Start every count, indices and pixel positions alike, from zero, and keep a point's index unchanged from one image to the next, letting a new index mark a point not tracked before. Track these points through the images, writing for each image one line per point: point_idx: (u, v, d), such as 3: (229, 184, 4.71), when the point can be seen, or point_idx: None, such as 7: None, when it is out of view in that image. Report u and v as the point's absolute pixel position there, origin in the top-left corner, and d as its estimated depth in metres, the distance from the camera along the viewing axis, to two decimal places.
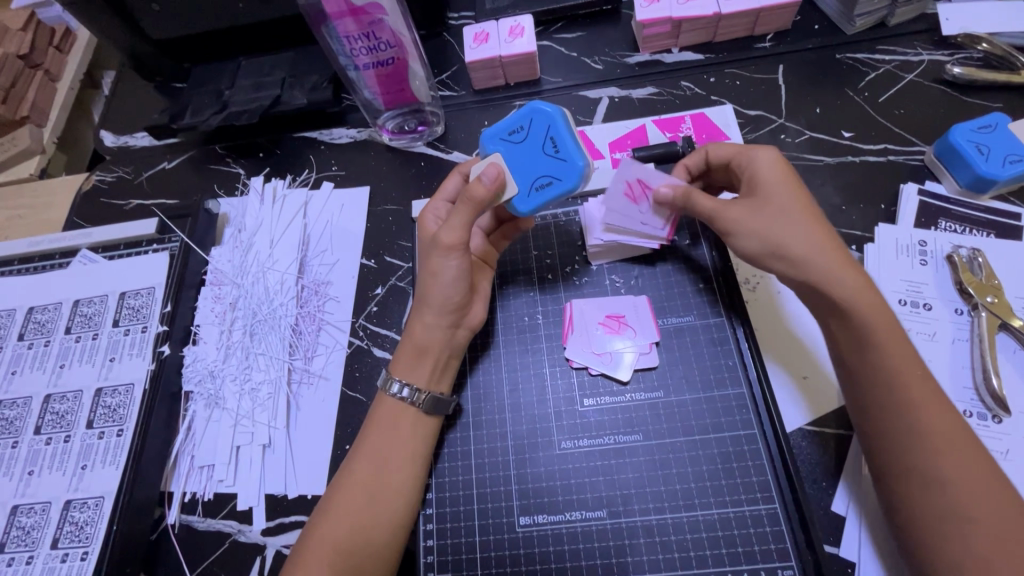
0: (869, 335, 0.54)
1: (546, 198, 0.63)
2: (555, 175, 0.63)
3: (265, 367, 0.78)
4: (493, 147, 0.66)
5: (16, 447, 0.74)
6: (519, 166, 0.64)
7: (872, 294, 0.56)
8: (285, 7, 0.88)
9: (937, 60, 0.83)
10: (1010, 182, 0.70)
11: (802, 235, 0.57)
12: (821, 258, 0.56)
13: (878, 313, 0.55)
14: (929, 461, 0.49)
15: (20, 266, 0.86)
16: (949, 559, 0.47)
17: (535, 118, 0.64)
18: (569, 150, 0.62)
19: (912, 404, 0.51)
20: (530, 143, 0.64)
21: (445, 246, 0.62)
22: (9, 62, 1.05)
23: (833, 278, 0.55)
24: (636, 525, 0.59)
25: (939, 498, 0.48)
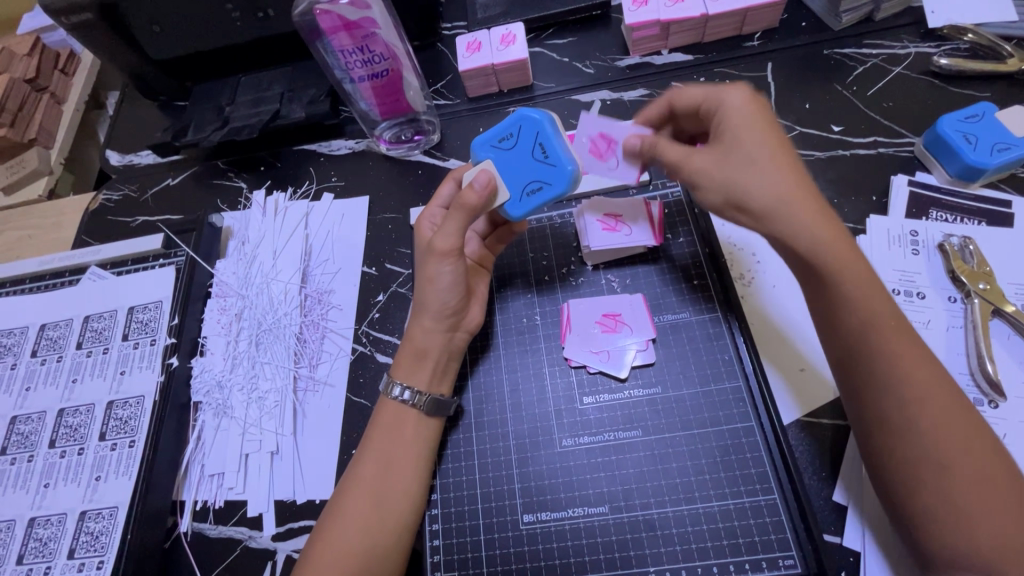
0: (845, 286, 0.52)
1: (536, 203, 0.65)
2: (544, 181, 0.65)
3: (271, 376, 0.79)
4: (484, 154, 0.68)
5: (32, 460, 0.76)
6: (511, 172, 0.66)
7: (847, 243, 0.53)
8: (282, 24, 0.90)
9: (924, 52, 0.84)
10: (999, 170, 0.71)
11: (774, 181, 0.54)
12: (793, 208, 0.53)
13: (852, 262, 0.52)
14: (904, 416, 0.49)
15: (32, 285, 0.89)
16: (924, 513, 0.48)
17: (524, 124, 0.66)
18: (558, 156, 0.64)
19: (893, 356, 0.50)
20: (520, 149, 0.66)
21: (441, 252, 0.63)
22: (17, 87, 1.08)
23: (802, 230, 0.53)
24: (637, 520, 0.60)
25: (916, 451, 0.48)
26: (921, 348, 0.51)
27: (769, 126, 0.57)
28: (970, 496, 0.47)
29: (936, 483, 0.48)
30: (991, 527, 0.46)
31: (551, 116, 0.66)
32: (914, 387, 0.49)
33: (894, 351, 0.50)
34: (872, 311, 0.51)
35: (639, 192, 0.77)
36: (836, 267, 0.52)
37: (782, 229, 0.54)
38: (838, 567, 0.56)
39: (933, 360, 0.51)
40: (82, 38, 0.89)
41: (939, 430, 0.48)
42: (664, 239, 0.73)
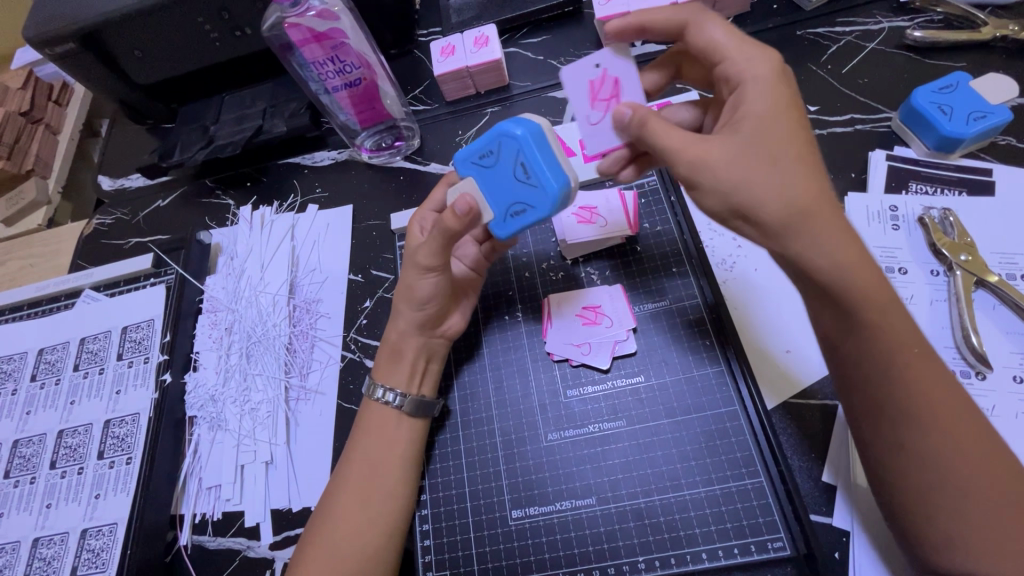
0: (868, 307, 0.46)
1: (521, 225, 0.60)
2: (529, 202, 0.58)
3: (263, 388, 0.80)
4: (466, 171, 0.62)
5: (34, 482, 0.77)
6: (495, 191, 0.60)
7: (869, 258, 0.47)
8: (259, 41, 0.91)
9: (898, 26, 0.83)
10: (977, 139, 0.70)
11: (790, 183, 0.47)
12: (811, 213, 0.46)
13: (874, 281, 0.47)
14: (928, 439, 0.46)
15: (30, 311, 0.91)
16: (940, 530, 0.46)
17: (504, 140, 0.58)
18: (542, 175, 0.57)
19: (919, 377, 0.47)
20: (501, 168, 0.59)
21: (422, 266, 0.64)
22: (12, 120, 1.11)
23: (824, 241, 0.46)
24: (625, 509, 0.60)
25: (934, 472, 0.46)
26: (942, 366, 0.48)
27: (788, 118, 0.50)
28: (990, 512, 0.45)
29: (956, 503, 0.46)
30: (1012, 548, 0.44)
31: (534, 127, 0.58)
32: (939, 407, 0.46)
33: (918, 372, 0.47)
34: (898, 332, 0.47)
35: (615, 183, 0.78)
36: (865, 283, 0.46)
37: (794, 240, 0.47)
38: (827, 547, 0.56)
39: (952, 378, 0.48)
40: (66, 68, 0.91)
41: (960, 450, 0.46)
42: (641, 229, 0.74)
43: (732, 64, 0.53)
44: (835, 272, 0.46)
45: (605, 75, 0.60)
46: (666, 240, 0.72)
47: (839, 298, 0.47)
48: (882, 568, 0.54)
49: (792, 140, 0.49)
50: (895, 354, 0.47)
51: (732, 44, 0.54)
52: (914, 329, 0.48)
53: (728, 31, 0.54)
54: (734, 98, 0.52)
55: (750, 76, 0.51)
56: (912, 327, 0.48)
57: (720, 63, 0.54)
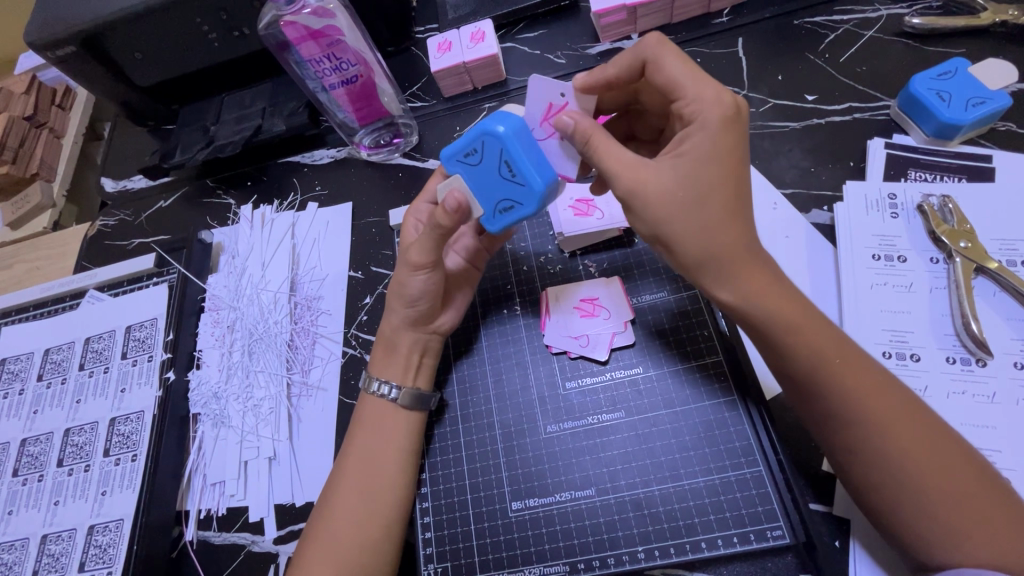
0: (781, 324, 0.50)
1: (510, 221, 0.60)
2: (516, 199, 0.59)
3: (265, 384, 0.81)
4: (452, 169, 0.61)
5: (42, 480, 0.78)
6: (481, 189, 0.60)
7: (781, 286, 0.52)
8: (257, 41, 0.91)
9: (896, 14, 0.83)
10: (976, 125, 0.69)
11: (709, 222, 0.50)
12: (723, 253, 0.51)
13: (784, 301, 0.51)
14: (870, 444, 0.48)
15: (36, 312, 0.92)
16: (906, 529, 0.47)
17: (487, 138, 0.57)
18: (527, 174, 0.57)
19: (849, 388, 0.49)
20: (487, 167, 0.58)
21: (412, 264, 0.65)
22: (17, 124, 1.12)
23: (733, 276, 0.51)
24: (624, 500, 0.60)
25: (887, 475, 0.47)
26: (877, 373, 0.50)
27: (725, 149, 0.51)
28: (951, 513, 0.45)
29: (916, 503, 0.46)
30: (979, 544, 0.44)
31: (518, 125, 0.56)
32: (875, 413, 0.48)
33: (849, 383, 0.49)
34: (819, 348, 0.50)
35: None
36: (774, 311, 0.50)
37: (711, 268, 0.51)
38: (826, 536, 0.57)
39: (886, 383, 0.50)
40: (67, 71, 0.91)
41: (911, 450, 0.47)
42: None
43: (686, 101, 0.53)
44: (743, 304, 0.51)
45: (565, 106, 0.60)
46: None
47: (757, 327, 0.51)
48: (876, 553, 0.55)
49: (719, 162, 0.51)
50: (818, 369, 0.50)
51: (689, 77, 0.54)
52: (840, 343, 0.51)
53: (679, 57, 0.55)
54: (682, 133, 0.53)
55: (701, 102, 0.52)
56: (836, 342, 0.51)
57: (677, 99, 0.55)
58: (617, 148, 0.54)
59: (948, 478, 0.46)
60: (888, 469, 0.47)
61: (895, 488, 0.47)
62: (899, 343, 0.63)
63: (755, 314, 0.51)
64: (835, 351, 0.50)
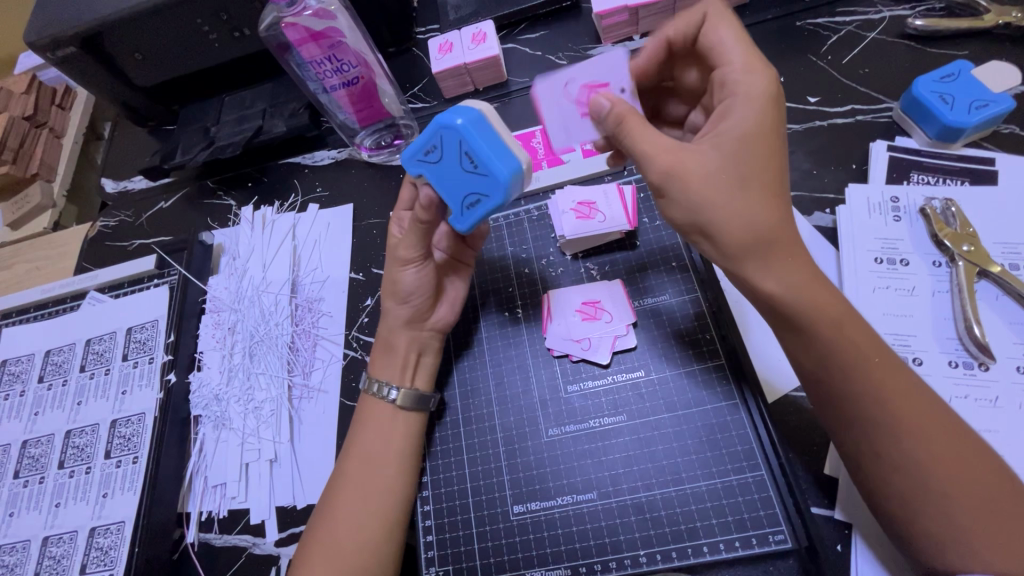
0: (818, 316, 0.49)
1: (479, 216, 0.58)
2: (481, 191, 0.57)
3: (266, 386, 0.81)
4: (414, 170, 0.60)
5: (43, 482, 0.78)
6: (447, 186, 0.58)
7: (819, 279, 0.51)
8: (257, 42, 0.91)
9: (899, 15, 0.82)
10: (979, 127, 0.69)
11: (750, 206, 0.49)
12: (768, 237, 0.49)
13: (823, 295, 0.50)
14: (898, 443, 0.48)
15: (36, 313, 0.92)
16: (926, 531, 0.47)
17: (445, 133, 0.56)
18: (488, 163, 0.55)
19: (881, 385, 0.49)
20: (448, 162, 0.57)
21: (402, 259, 0.66)
22: (16, 125, 1.12)
23: (773, 266, 0.50)
24: (626, 504, 0.60)
25: (912, 475, 0.47)
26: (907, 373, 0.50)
27: (769, 136, 0.51)
28: (970, 515, 0.45)
29: (937, 504, 0.46)
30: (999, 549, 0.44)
31: (475, 116, 0.56)
32: (905, 411, 0.48)
33: (880, 380, 0.49)
34: (854, 342, 0.49)
35: (613, 178, 0.78)
36: (814, 302, 0.49)
37: (750, 257, 0.50)
38: (829, 541, 0.57)
39: (913, 382, 0.49)
40: (68, 71, 0.91)
41: (936, 451, 0.47)
42: (640, 224, 0.74)
43: (729, 74, 0.53)
44: (787, 291, 0.49)
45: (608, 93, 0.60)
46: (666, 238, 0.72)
47: (793, 318, 0.50)
48: (880, 557, 0.55)
49: (761, 152, 0.50)
50: (855, 363, 0.49)
51: (737, 55, 0.53)
52: (872, 340, 0.50)
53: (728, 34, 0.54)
54: (724, 107, 0.52)
55: (743, 87, 0.52)
56: (869, 339, 0.50)
57: (720, 68, 0.54)
58: (652, 132, 0.53)
59: (972, 481, 0.46)
60: (914, 469, 0.47)
61: (920, 489, 0.47)
62: (902, 346, 0.63)
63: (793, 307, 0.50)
64: (870, 348, 0.50)
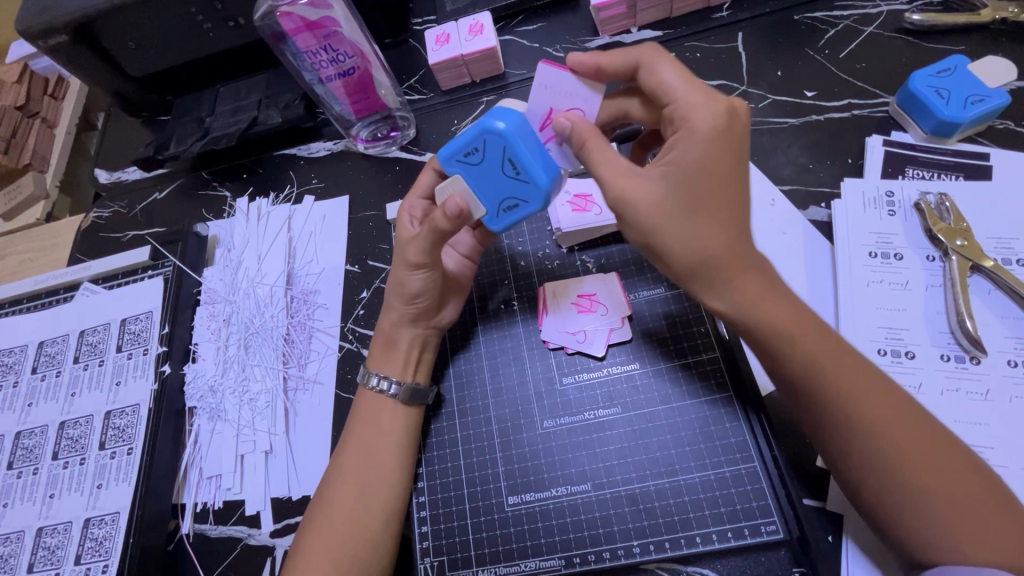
0: (766, 333, 0.51)
1: (515, 218, 0.62)
2: (521, 197, 0.60)
3: (261, 378, 0.81)
4: (451, 169, 0.60)
5: (37, 473, 0.78)
6: (483, 187, 0.61)
7: (774, 291, 0.52)
8: (253, 32, 0.90)
9: (896, 10, 0.82)
10: (974, 123, 0.70)
11: (696, 231, 0.51)
12: (719, 258, 0.51)
13: (777, 313, 0.51)
14: (867, 448, 0.48)
15: (29, 304, 0.91)
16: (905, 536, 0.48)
17: (488, 137, 0.57)
18: (532, 172, 0.57)
19: (846, 394, 0.49)
20: (489, 164, 0.58)
21: (411, 263, 0.64)
22: (8, 114, 1.10)
23: (725, 283, 0.51)
24: (620, 495, 0.61)
25: (884, 477, 0.47)
26: (875, 380, 0.50)
27: (717, 158, 0.51)
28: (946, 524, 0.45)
29: (913, 505, 0.47)
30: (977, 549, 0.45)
31: (521, 121, 0.57)
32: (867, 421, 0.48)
33: (842, 389, 0.49)
34: (812, 356, 0.50)
35: None
36: (763, 317, 0.51)
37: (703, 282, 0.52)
38: (819, 532, 0.58)
39: (877, 390, 0.49)
40: (59, 60, 0.90)
41: (911, 451, 0.47)
42: None
43: (676, 109, 0.53)
44: (735, 313, 0.52)
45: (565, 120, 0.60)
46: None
47: (748, 328, 0.52)
48: (871, 549, 0.55)
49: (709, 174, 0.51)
50: (801, 375, 0.50)
51: (681, 82, 0.53)
52: (834, 349, 0.51)
53: (676, 67, 0.54)
54: (671, 141, 0.53)
55: (690, 115, 0.52)
56: (831, 349, 0.51)
57: (669, 104, 0.54)
58: (611, 156, 0.54)
59: (946, 479, 0.46)
60: (885, 476, 0.47)
61: (895, 491, 0.47)
62: (895, 340, 0.64)
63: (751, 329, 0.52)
64: (829, 359, 0.50)
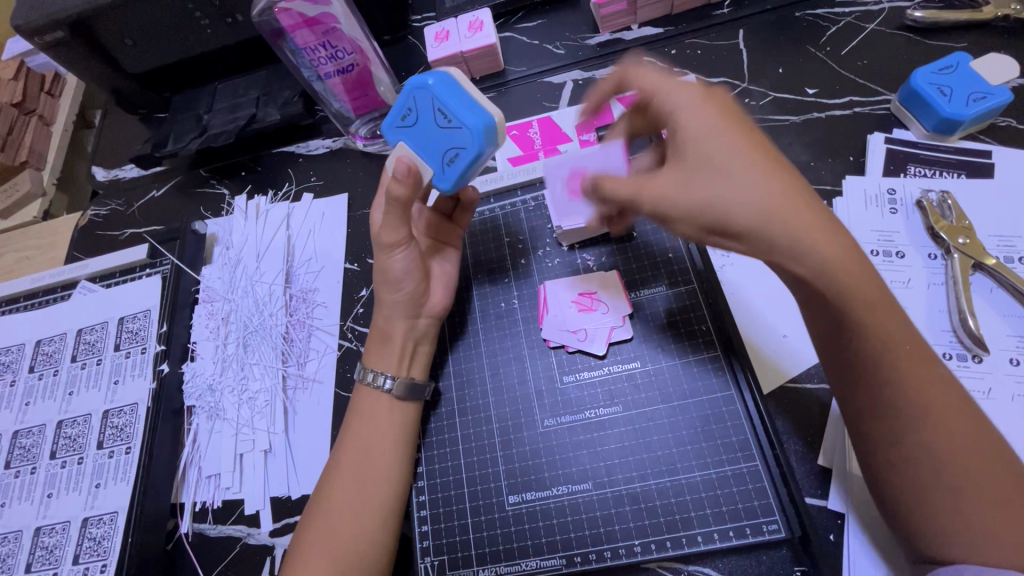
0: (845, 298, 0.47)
1: (461, 171, 0.59)
2: (459, 144, 0.58)
3: (260, 377, 0.80)
4: (394, 138, 0.63)
5: (35, 472, 0.78)
6: (426, 147, 0.61)
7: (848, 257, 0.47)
8: (251, 28, 0.89)
9: (898, 7, 0.82)
10: (976, 120, 0.69)
11: (761, 192, 0.47)
12: (781, 216, 0.46)
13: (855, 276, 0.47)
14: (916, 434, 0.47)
15: (26, 303, 0.90)
16: (935, 529, 0.47)
17: (417, 93, 0.59)
18: (461, 115, 0.57)
19: (904, 376, 0.47)
20: (422, 120, 0.60)
21: (388, 244, 0.65)
22: (4, 112, 1.10)
23: (792, 236, 0.46)
24: (622, 494, 0.61)
25: (934, 464, 0.47)
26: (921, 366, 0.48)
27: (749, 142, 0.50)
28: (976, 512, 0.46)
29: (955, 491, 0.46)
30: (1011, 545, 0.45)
31: (446, 73, 0.59)
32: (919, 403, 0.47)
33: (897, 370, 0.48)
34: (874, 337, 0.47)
35: None
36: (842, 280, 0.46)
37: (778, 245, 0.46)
38: (821, 530, 0.58)
39: (929, 371, 0.48)
40: (56, 57, 0.89)
41: (947, 436, 0.47)
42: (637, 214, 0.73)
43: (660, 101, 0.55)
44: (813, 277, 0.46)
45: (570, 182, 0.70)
46: (664, 229, 0.71)
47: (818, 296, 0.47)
48: (878, 550, 0.55)
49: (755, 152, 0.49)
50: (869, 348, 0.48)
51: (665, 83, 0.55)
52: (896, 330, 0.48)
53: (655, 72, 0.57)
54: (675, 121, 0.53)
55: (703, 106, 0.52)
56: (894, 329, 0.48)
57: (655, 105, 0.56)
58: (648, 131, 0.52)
59: (984, 473, 0.46)
60: (928, 458, 0.47)
61: (941, 477, 0.47)
62: None
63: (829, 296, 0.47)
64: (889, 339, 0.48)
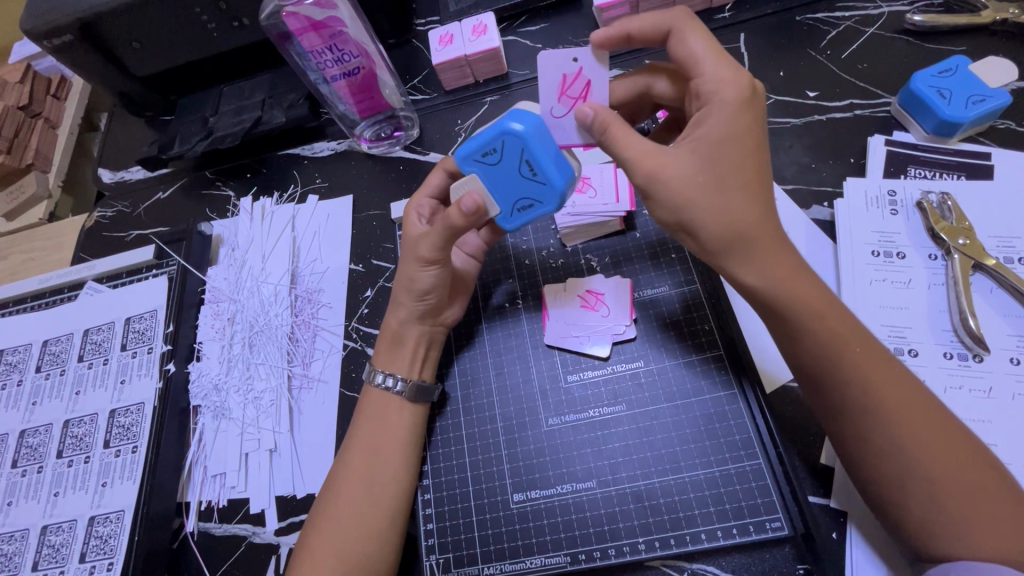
0: (799, 305, 0.52)
1: (530, 217, 0.63)
2: (536, 197, 0.61)
3: (266, 376, 0.81)
4: (469, 168, 0.61)
5: (42, 471, 0.78)
6: (497, 187, 0.61)
7: (801, 269, 0.53)
8: (257, 32, 0.90)
9: (897, 10, 0.83)
10: (975, 123, 0.70)
11: (730, 203, 0.52)
12: (750, 236, 0.52)
13: (804, 289, 0.52)
14: (874, 420, 0.49)
15: (32, 303, 0.91)
16: (935, 539, 0.47)
17: (507, 138, 0.58)
18: (548, 173, 0.59)
19: (868, 374, 0.50)
20: (505, 165, 0.59)
21: (423, 259, 0.64)
22: (12, 114, 1.10)
23: (756, 257, 0.52)
24: (626, 492, 0.61)
25: (902, 462, 0.48)
26: (892, 362, 0.51)
27: (747, 142, 0.52)
28: (971, 520, 0.46)
29: (949, 504, 0.47)
30: (989, 538, 0.45)
31: (537, 124, 0.57)
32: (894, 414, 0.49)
33: (865, 364, 0.50)
34: (835, 329, 0.51)
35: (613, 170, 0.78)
36: (792, 294, 0.52)
37: (732, 256, 0.53)
38: (824, 529, 0.58)
39: (903, 377, 0.51)
40: (65, 60, 0.90)
41: (924, 449, 0.48)
42: (640, 213, 0.74)
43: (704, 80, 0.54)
44: (766, 288, 0.52)
45: (601, 298, 0.70)
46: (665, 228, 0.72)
47: (769, 303, 0.53)
48: (875, 550, 0.56)
49: (740, 159, 0.52)
50: (846, 368, 0.50)
51: (705, 59, 0.54)
52: (857, 330, 0.52)
53: (703, 41, 0.55)
54: (699, 115, 0.54)
55: (720, 90, 0.53)
56: (850, 326, 0.52)
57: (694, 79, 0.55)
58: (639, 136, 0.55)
59: (969, 485, 0.47)
60: (916, 477, 0.48)
61: (935, 494, 0.47)
62: (897, 338, 0.64)
63: (780, 306, 0.52)
64: (854, 337, 0.51)
